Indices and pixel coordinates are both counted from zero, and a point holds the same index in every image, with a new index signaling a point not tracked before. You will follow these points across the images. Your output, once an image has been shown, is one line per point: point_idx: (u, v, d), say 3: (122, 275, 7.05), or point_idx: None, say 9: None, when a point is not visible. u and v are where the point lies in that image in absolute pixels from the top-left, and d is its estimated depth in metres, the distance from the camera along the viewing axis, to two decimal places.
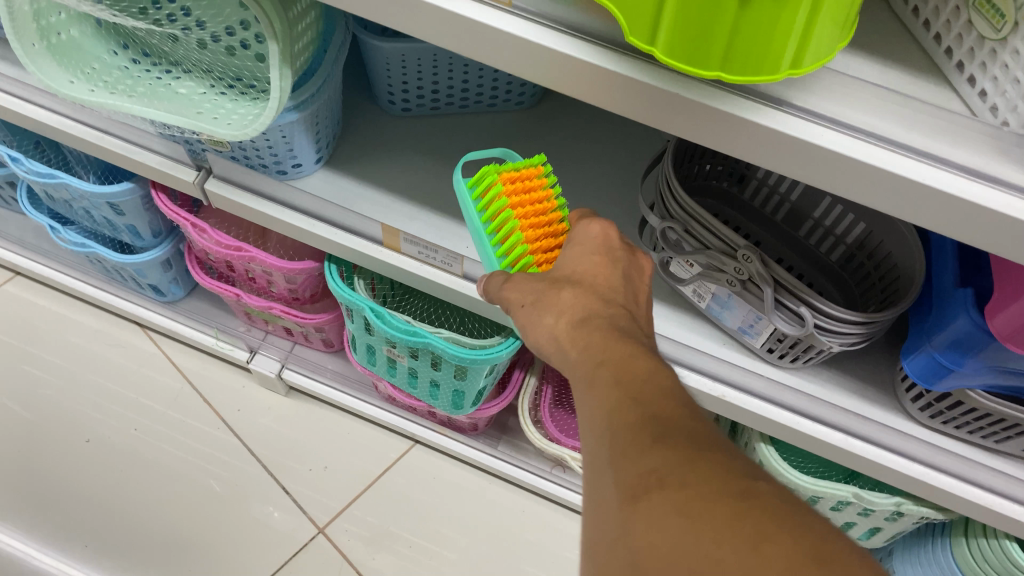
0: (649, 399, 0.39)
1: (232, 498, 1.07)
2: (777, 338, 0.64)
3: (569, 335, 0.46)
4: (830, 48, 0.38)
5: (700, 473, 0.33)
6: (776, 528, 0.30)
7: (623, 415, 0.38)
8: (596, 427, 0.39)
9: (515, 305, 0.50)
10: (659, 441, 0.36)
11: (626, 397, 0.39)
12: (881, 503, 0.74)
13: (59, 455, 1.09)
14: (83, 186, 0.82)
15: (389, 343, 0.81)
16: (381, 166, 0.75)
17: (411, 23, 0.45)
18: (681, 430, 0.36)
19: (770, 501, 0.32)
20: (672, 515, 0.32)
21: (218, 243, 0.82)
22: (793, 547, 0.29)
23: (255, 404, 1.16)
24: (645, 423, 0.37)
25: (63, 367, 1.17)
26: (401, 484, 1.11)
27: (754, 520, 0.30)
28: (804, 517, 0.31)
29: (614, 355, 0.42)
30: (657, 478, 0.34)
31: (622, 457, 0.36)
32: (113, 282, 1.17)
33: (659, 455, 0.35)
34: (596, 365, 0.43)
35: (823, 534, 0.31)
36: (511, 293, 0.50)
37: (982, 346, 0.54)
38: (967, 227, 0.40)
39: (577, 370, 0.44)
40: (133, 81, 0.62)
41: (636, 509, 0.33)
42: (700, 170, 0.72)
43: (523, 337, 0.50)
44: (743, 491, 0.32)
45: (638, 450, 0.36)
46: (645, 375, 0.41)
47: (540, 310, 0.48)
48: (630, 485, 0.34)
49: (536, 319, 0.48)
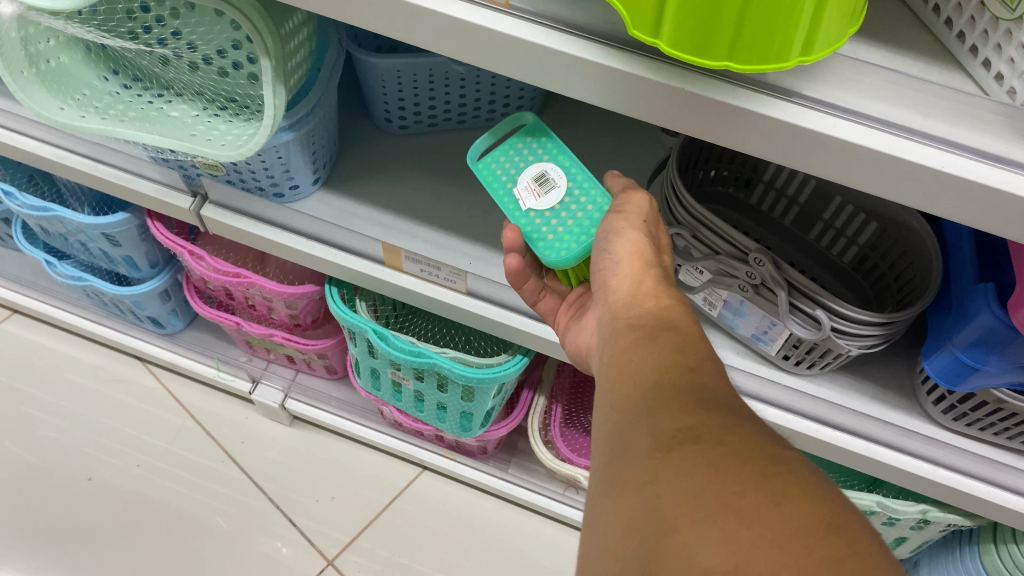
0: (700, 369, 0.42)
1: (239, 535, 1.05)
2: (793, 345, 0.62)
3: (652, 282, 0.50)
4: (841, 34, 0.37)
5: (735, 435, 0.36)
6: (797, 490, 0.32)
7: (673, 375, 0.41)
8: (649, 367, 0.43)
9: (633, 212, 0.53)
10: (703, 405, 0.39)
11: (681, 362, 0.43)
12: (907, 512, 0.71)
13: (58, 498, 1.07)
14: (77, 217, 0.81)
15: (394, 365, 0.79)
16: (380, 185, 0.73)
17: (407, 29, 0.43)
18: (722, 402, 0.39)
19: (797, 468, 0.34)
20: (700, 467, 0.34)
21: (216, 270, 0.80)
22: (812, 508, 0.31)
23: (259, 435, 1.14)
24: (692, 387, 0.40)
25: (62, 406, 1.15)
26: (411, 514, 1.08)
27: (778, 480, 0.33)
28: (828, 487, 0.33)
29: (677, 323, 0.47)
30: (694, 434, 0.36)
31: (664, 410, 0.39)
32: (112, 316, 1.15)
33: (699, 417, 0.37)
34: (665, 320, 0.47)
35: (845, 506, 0.32)
36: (633, 205, 0.54)
37: (1006, 344, 0.52)
38: (991, 214, 0.38)
39: (645, 312, 0.48)
40: (124, 106, 0.61)
41: (669, 457, 0.35)
42: (705, 176, 0.71)
43: (606, 229, 0.53)
44: (772, 457, 0.34)
45: (679, 411, 0.38)
46: (700, 351, 0.44)
47: (642, 239, 0.52)
48: (667, 437, 0.37)
49: (634, 239, 0.52)
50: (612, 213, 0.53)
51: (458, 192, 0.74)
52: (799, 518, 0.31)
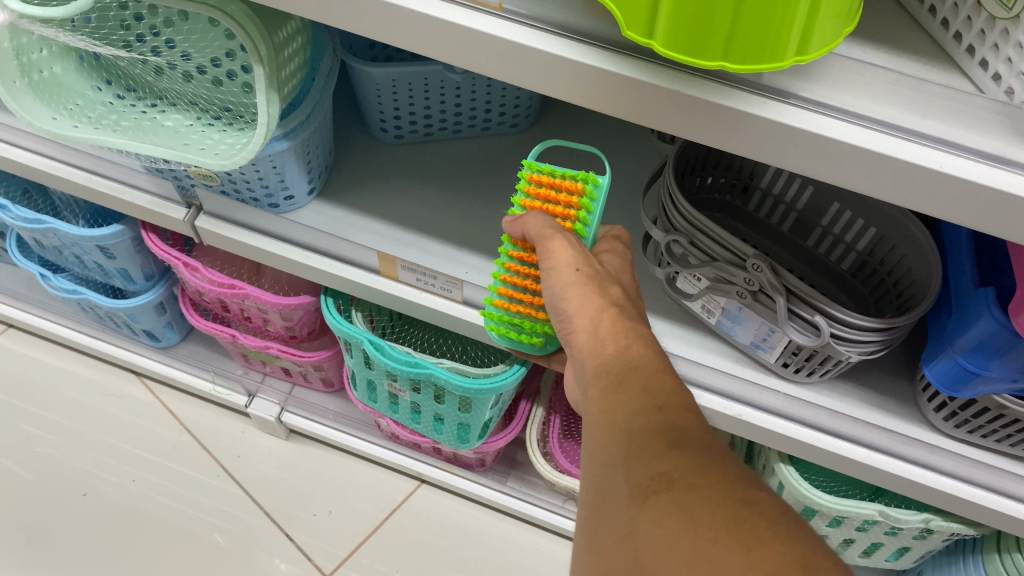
0: (669, 408, 0.45)
1: (236, 552, 1.03)
2: (792, 351, 0.61)
3: (608, 322, 0.50)
4: (837, 34, 0.36)
5: (706, 481, 0.39)
6: (769, 535, 0.35)
7: (644, 417, 0.44)
8: (621, 414, 0.45)
9: (564, 262, 0.51)
10: (672, 449, 0.41)
11: (648, 402, 0.45)
12: (910, 520, 0.70)
13: (53, 516, 1.05)
14: (72, 229, 0.81)
15: (391, 376, 0.78)
16: (376, 195, 0.73)
17: (398, 34, 0.43)
18: (692, 440, 0.42)
19: (768, 509, 0.37)
20: (676, 516, 0.37)
21: (211, 282, 0.80)
22: (782, 549, 0.34)
23: (256, 449, 1.13)
24: (661, 430, 0.43)
25: (57, 422, 1.14)
26: (409, 529, 1.07)
27: (749, 526, 0.36)
28: (798, 525, 0.36)
29: (634, 358, 0.48)
30: (668, 480, 0.39)
31: (637, 459, 0.41)
32: (107, 329, 1.15)
33: (671, 462, 0.40)
34: (628, 361, 0.48)
35: (814, 543, 0.35)
36: (559, 254, 0.51)
37: (1008, 349, 0.51)
38: (991, 216, 0.38)
39: (607, 360, 0.49)
40: (117, 116, 0.60)
41: (645, 507, 0.38)
42: (701, 183, 0.71)
43: (548, 288, 0.52)
44: (747, 499, 0.37)
45: (655, 453, 0.41)
46: (667, 386, 0.47)
47: (588, 290, 0.51)
48: (643, 487, 0.40)
49: (578, 291, 0.50)
50: (544, 269, 0.51)
51: (454, 201, 0.73)
52: (770, 560, 0.34)
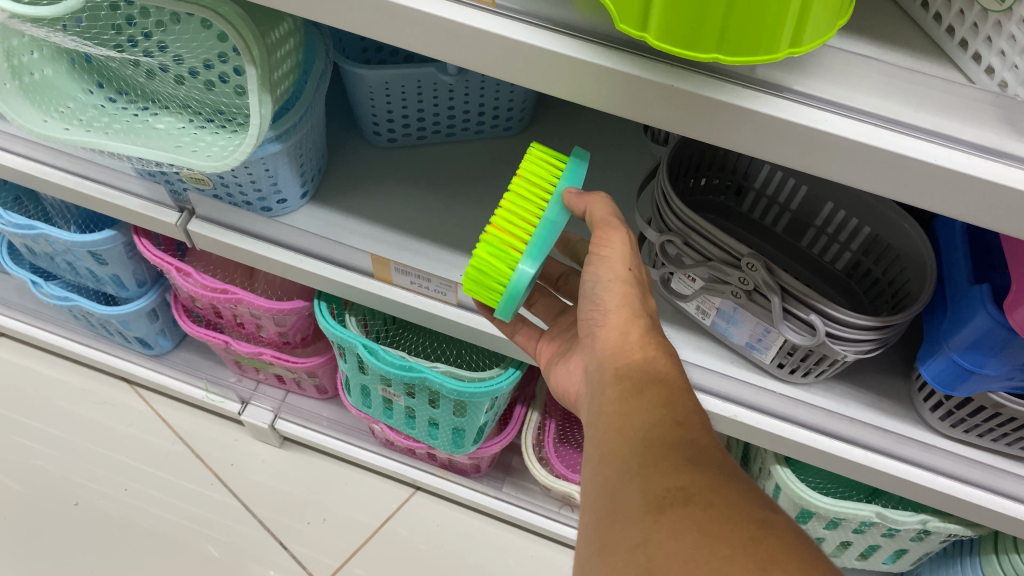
0: (688, 424, 0.44)
1: (230, 564, 1.02)
2: (788, 351, 0.61)
3: (639, 330, 0.51)
4: (830, 26, 0.36)
5: (723, 499, 0.38)
6: (786, 558, 0.34)
7: (662, 429, 0.44)
8: (639, 420, 0.45)
9: (618, 258, 0.53)
10: (691, 464, 0.41)
11: (669, 416, 0.45)
12: (907, 522, 0.70)
13: (44, 528, 1.04)
14: (63, 235, 0.80)
15: (384, 382, 0.78)
16: (369, 197, 0.73)
17: (389, 31, 0.43)
18: (709, 455, 0.42)
19: (784, 529, 0.36)
20: (691, 531, 0.36)
21: (202, 287, 0.79)
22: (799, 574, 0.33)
23: (249, 458, 1.13)
24: (679, 443, 0.42)
25: (49, 433, 1.13)
26: (403, 537, 1.07)
27: (764, 547, 0.35)
28: (815, 549, 0.35)
29: (659, 370, 0.48)
30: (684, 495, 0.39)
31: (653, 470, 0.41)
32: (98, 337, 1.14)
33: (688, 477, 0.40)
34: (651, 371, 0.48)
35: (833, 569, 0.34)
36: (618, 248, 0.53)
37: (1002, 345, 0.51)
38: (988, 208, 0.38)
39: (629, 365, 0.49)
40: (109, 118, 0.60)
41: (659, 520, 0.38)
42: (696, 184, 0.71)
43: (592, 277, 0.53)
44: (764, 520, 0.37)
45: (671, 467, 0.41)
46: (686, 403, 0.46)
47: (630, 290, 0.52)
48: (658, 499, 0.39)
49: (620, 289, 0.52)
50: (596, 257, 0.53)
51: (448, 204, 0.73)
52: None
